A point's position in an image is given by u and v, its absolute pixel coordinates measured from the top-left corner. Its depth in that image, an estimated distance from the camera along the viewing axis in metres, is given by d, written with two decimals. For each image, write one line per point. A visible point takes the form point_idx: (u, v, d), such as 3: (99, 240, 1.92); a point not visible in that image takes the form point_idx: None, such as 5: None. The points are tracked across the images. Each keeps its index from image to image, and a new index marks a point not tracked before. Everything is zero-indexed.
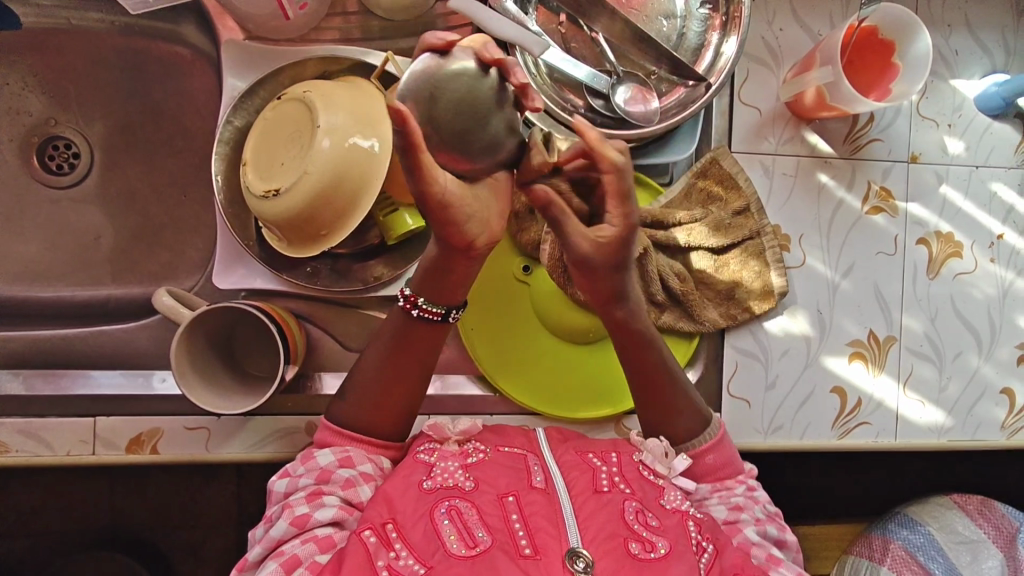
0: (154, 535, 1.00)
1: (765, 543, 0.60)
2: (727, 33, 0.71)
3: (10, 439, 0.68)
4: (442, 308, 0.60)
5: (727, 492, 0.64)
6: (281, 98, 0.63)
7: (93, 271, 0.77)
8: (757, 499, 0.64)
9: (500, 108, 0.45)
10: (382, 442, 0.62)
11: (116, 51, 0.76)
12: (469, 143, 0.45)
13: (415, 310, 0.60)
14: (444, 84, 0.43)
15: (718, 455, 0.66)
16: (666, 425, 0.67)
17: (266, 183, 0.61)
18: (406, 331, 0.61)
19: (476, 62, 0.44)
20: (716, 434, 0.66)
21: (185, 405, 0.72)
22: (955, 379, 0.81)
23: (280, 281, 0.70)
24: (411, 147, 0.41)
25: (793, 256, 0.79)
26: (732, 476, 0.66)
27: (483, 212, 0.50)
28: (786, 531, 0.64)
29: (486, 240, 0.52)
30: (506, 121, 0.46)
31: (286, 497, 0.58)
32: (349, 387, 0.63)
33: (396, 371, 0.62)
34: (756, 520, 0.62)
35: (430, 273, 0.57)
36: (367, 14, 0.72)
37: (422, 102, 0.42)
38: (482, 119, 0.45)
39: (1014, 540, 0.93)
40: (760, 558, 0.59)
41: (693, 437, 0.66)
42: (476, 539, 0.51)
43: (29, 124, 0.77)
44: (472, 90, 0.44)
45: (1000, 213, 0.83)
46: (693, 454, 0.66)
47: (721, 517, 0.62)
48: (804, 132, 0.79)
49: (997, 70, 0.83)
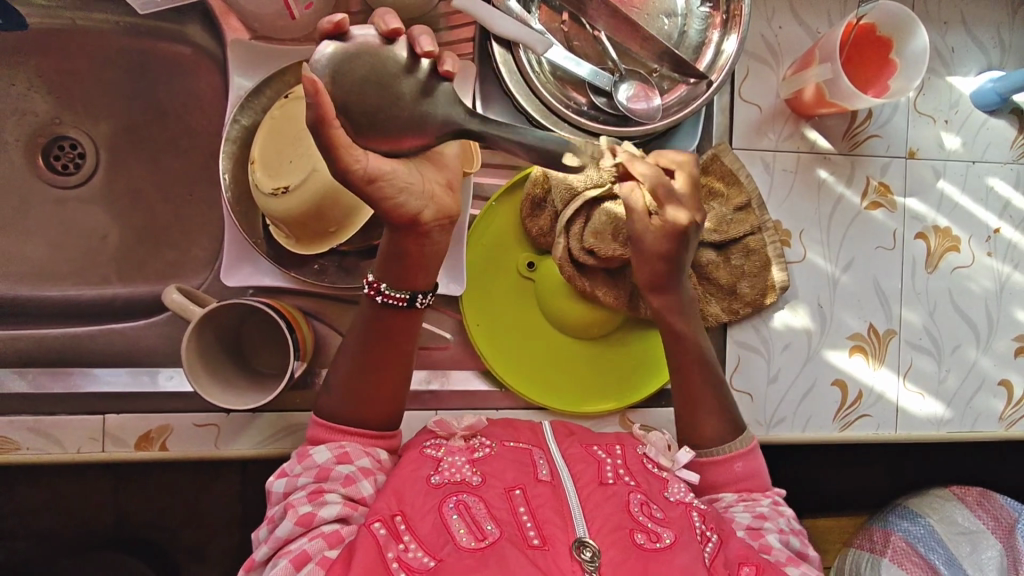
0: (159, 535, 1.00)
1: (787, 552, 0.60)
2: (728, 31, 0.72)
3: (19, 436, 0.68)
4: (404, 292, 0.60)
5: (752, 502, 0.64)
6: (289, 97, 0.64)
7: (99, 270, 0.77)
8: (781, 512, 0.64)
9: (407, 74, 0.50)
10: (374, 433, 0.62)
11: (122, 52, 0.77)
12: (385, 109, 0.50)
13: (378, 296, 0.60)
14: (349, 59, 0.49)
15: (746, 464, 0.66)
16: (699, 428, 0.68)
17: (274, 180, 0.62)
18: (377, 322, 0.62)
19: (378, 37, 0.50)
20: (746, 443, 0.67)
21: (192, 402, 0.72)
22: (953, 371, 0.82)
23: (286, 278, 0.71)
24: (322, 119, 0.44)
25: (794, 251, 0.80)
26: (759, 488, 0.66)
27: (422, 185, 0.53)
28: (809, 546, 0.64)
29: (432, 215, 0.55)
30: (416, 85, 0.51)
31: (286, 497, 0.59)
32: (332, 383, 0.63)
33: (374, 363, 0.63)
34: (780, 530, 0.62)
35: (393, 258, 0.58)
36: (371, 14, 0.73)
37: (330, 79, 0.48)
38: (392, 86, 0.50)
39: (1013, 530, 0.93)
40: (779, 556, 0.59)
41: (722, 441, 0.67)
42: (484, 532, 0.52)
43: (33, 125, 0.77)
44: (378, 64, 0.49)
45: (997, 206, 0.84)
46: (719, 461, 0.66)
47: (743, 523, 0.62)
48: (803, 128, 0.80)
49: (993, 67, 0.84)
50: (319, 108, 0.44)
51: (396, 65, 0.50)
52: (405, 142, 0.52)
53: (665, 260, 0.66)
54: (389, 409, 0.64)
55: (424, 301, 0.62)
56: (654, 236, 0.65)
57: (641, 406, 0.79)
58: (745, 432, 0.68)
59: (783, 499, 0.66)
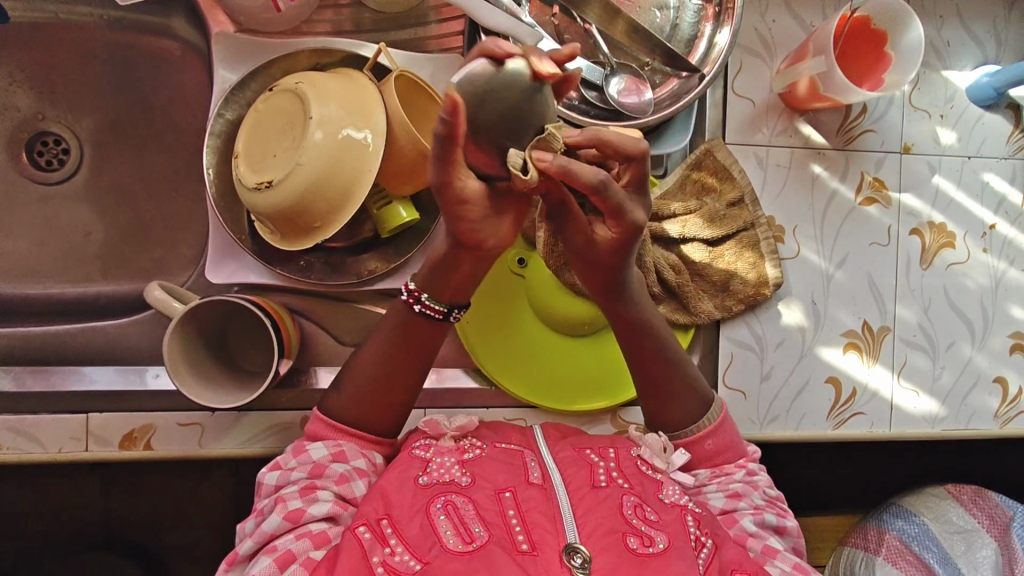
0: (148, 535, 0.99)
1: (762, 533, 0.60)
2: (720, 24, 0.71)
3: (1, 436, 0.67)
4: (443, 305, 0.59)
5: (725, 478, 0.64)
6: (273, 89, 0.63)
7: (84, 267, 0.76)
8: (756, 484, 0.64)
9: (541, 126, 0.46)
10: (373, 438, 0.61)
11: (106, 46, 0.75)
12: (508, 148, 0.46)
13: (417, 305, 0.60)
14: (495, 89, 0.44)
15: (717, 440, 0.65)
16: (667, 411, 0.66)
17: (257, 175, 0.61)
18: (406, 328, 0.61)
19: (529, 74, 0.45)
20: (715, 418, 0.66)
21: (177, 401, 0.71)
22: (949, 368, 0.82)
23: (273, 275, 0.70)
24: (449, 136, 0.43)
25: (787, 247, 0.79)
26: (732, 460, 0.65)
27: (495, 215, 0.51)
28: (787, 517, 0.64)
29: (496, 245, 0.53)
30: (543, 138, 0.47)
31: (277, 490, 0.57)
32: (340, 382, 0.63)
33: (387, 366, 0.61)
34: (755, 508, 0.62)
35: (436, 267, 0.57)
36: (358, 7, 0.72)
37: (471, 100, 0.44)
38: (524, 134, 0.46)
39: (1008, 530, 0.92)
40: (757, 549, 0.59)
41: (692, 420, 0.66)
42: (473, 534, 0.51)
43: (16, 120, 0.76)
44: (521, 103, 0.45)
45: (993, 202, 0.83)
46: (690, 441, 0.65)
47: (718, 506, 0.62)
48: (797, 123, 0.79)
49: (989, 61, 0.84)
50: (450, 125, 0.42)
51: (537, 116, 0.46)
52: (501, 173, 0.48)
53: (614, 268, 0.60)
54: (391, 414, 0.62)
55: (459, 316, 0.61)
56: (601, 242, 0.58)
57: (634, 404, 0.78)
58: (714, 405, 0.67)
59: (757, 468, 0.66)
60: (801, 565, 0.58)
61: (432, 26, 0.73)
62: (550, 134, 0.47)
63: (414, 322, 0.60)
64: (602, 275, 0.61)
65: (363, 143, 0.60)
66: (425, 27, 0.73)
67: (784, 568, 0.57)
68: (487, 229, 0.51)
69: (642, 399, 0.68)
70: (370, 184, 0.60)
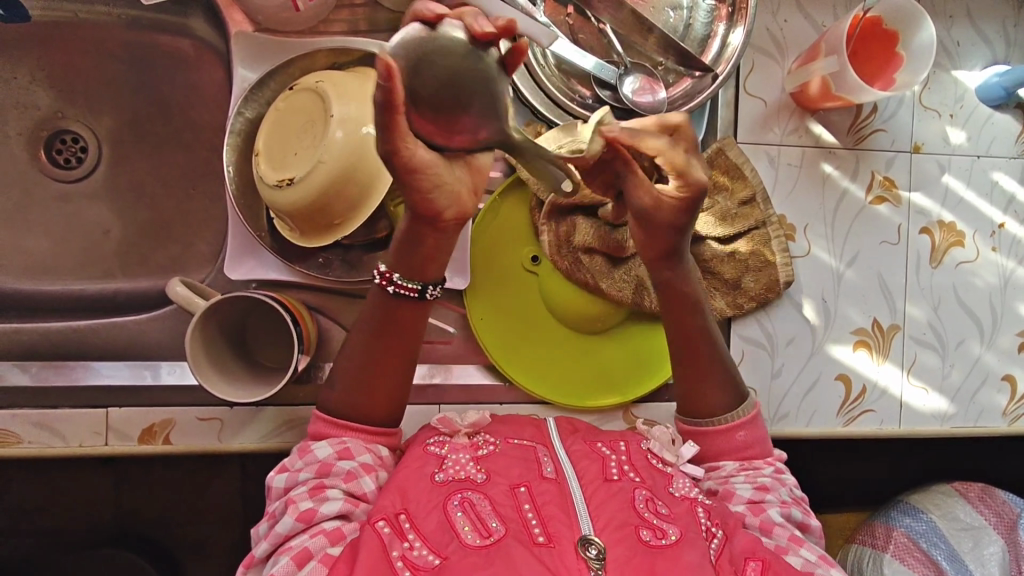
0: (162, 530, 1.00)
1: (788, 525, 0.60)
2: (734, 24, 0.72)
3: (22, 430, 0.68)
4: (417, 283, 0.60)
5: (754, 471, 0.64)
6: (293, 88, 0.63)
7: (102, 264, 0.77)
8: (784, 482, 0.64)
9: (489, 81, 0.43)
10: (373, 428, 0.62)
11: (124, 45, 0.76)
12: (451, 110, 0.44)
13: (390, 286, 0.60)
14: (432, 49, 0.41)
15: (748, 433, 0.66)
16: (700, 398, 0.67)
17: (278, 173, 0.62)
18: (386, 310, 0.62)
19: (466, 35, 0.42)
20: (749, 412, 0.66)
21: (195, 396, 0.71)
22: (957, 366, 0.82)
23: (291, 272, 0.71)
24: (391, 102, 0.41)
25: (798, 246, 0.80)
26: (761, 456, 0.66)
27: (454, 185, 0.51)
28: (811, 517, 0.64)
29: (454, 215, 0.54)
30: (493, 96, 0.44)
31: (286, 492, 0.58)
32: (335, 374, 0.64)
33: (374, 352, 0.62)
34: (782, 503, 0.62)
35: (407, 246, 0.58)
36: (374, 7, 0.73)
37: (408, 66, 0.41)
38: (467, 93, 0.43)
39: (1015, 526, 0.93)
40: (781, 540, 0.58)
41: (727, 411, 0.66)
42: (489, 529, 0.52)
43: (35, 118, 0.77)
44: (461, 66, 0.42)
45: (1002, 202, 0.84)
46: (722, 430, 0.66)
47: (745, 496, 0.62)
48: (808, 122, 0.80)
49: (998, 61, 0.84)
50: (389, 91, 0.40)
51: (479, 71, 0.43)
52: (454, 142, 0.47)
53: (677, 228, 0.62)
54: (388, 403, 0.63)
55: (434, 293, 0.61)
56: (664, 206, 0.61)
57: (645, 401, 0.79)
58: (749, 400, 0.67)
59: (786, 467, 0.66)
60: (824, 557, 0.58)
61: None
62: (497, 89, 0.44)
63: (395, 305, 0.61)
64: (660, 239, 0.64)
65: None
66: None
67: (807, 557, 0.57)
68: (443, 198, 0.52)
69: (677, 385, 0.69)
70: (389, 181, 0.61)
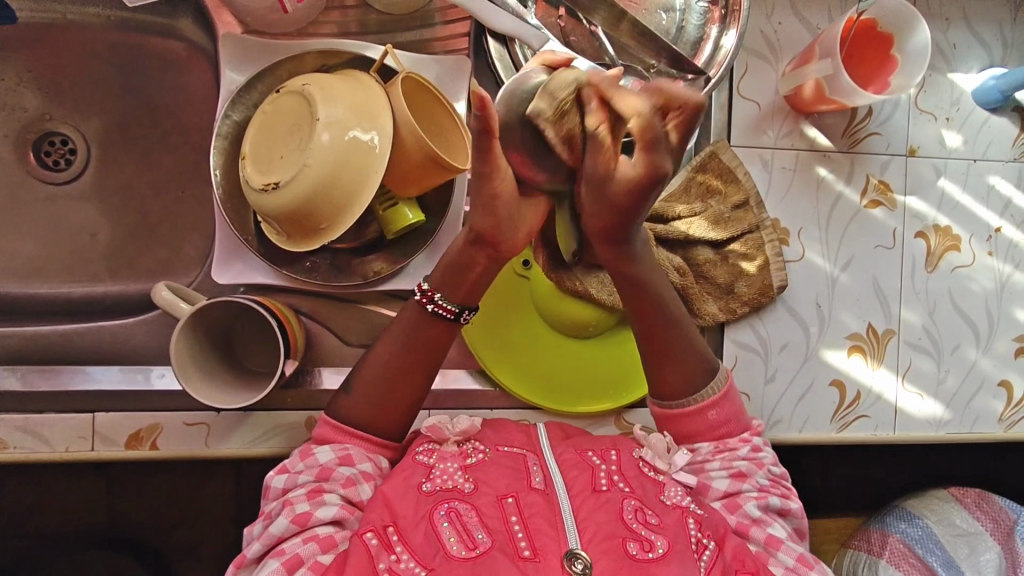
0: (152, 534, 0.99)
1: (766, 518, 0.60)
2: (726, 26, 0.71)
3: (8, 435, 0.68)
4: (455, 306, 0.63)
5: (729, 454, 0.63)
6: (280, 92, 0.63)
7: (91, 267, 0.76)
8: (761, 462, 0.64)
9: None
10: (381, 439, 0.62)
11: (111, 46, 0.76)
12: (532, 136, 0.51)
13: (430, 304, 0.63)
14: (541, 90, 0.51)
15: (721, 411, 0.65)
16: (667, 381, 0.66)
17: (264, 177, 0.61)
18: (418, 327, 0.63)
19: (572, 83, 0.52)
20: (720, 389, 0.66)
21: (183, 402, 0.71)
22: (953, 371, 0.82)
23: (278, 276, 0.70)
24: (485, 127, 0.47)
25: (792, 250, 0.79)
26: (737, 433, 0.65)
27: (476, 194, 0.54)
28: (791, 499, 0.64)
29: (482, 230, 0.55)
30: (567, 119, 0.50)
31: (285, 493, 0.58)
32: (353, 380, 0.63)
33: (395, 364, 0.63)
34: (759, 491, 0.62)
35: (454, 267, 0.62)
36: (364, 8, 0.72)
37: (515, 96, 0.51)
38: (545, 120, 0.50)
39: (1012, 533, 0.92)
40: (758, 542, 0.59)
41: (698, 390, 0.65)
42: (475, 541, 0.52)
43: (24, 120, 0.76)
44: None
45: (998, 206, 0.83)
46: (696, 411, 0.65)
47: (722, 490, 0.62)
48: (802, 125, 0.79)
49: (995, 64, 0.83)
50: (484, 119, 0.47)
51: None
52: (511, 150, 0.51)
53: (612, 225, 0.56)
54: (401, 415, 0.63)
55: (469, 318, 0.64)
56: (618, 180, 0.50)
57: (637, 406, 0.78)
58: (720, 374, 0.67)
59: (762, 443, 0.65)
60: (805, 557, 0.58)
61: (436, 28, 0.73)
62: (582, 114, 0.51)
63: (427, 321, 0.63)
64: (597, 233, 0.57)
65: (370, 145, 0.60)
66: (430, 29, 0.73)
67: (785, 562, 0.57)
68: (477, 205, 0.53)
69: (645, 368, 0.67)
70: (376, 185, 0.61)
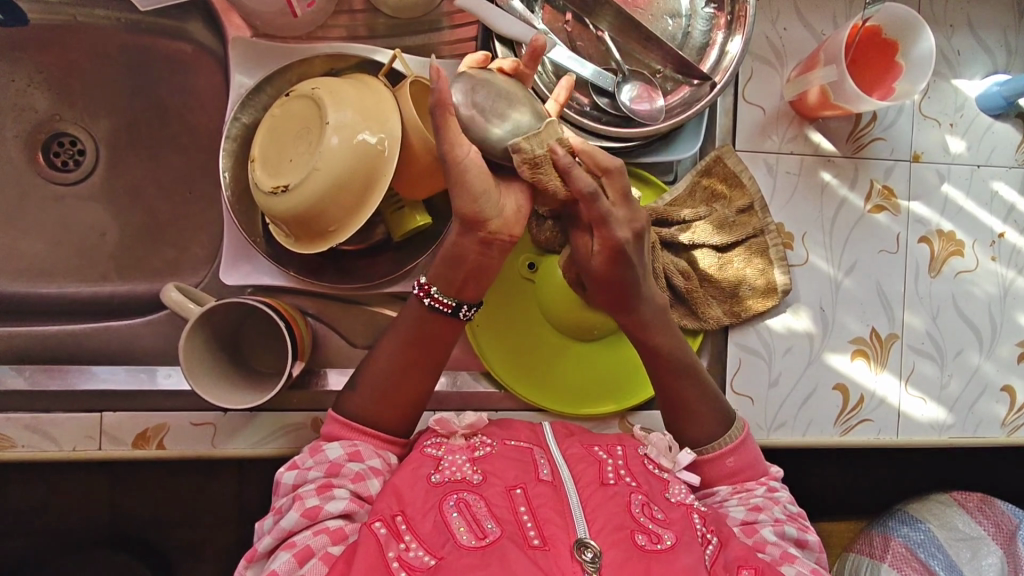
0: (154, 533, 1.00)
1: (782, 542, 0.60)
2: (733, 32, 0.72)
3: (16, 434, 0.68)
4: (452, 300, 0.62)
5: (746, 493, 0.64)
6: (289, 95, 0.63)
7: (99, 267, 0.77)
8: (777, 500, 0.64)
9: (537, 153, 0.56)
10: (388, 436, 0.63)
11: (122, 48, 0.76)
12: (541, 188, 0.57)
13: (426, 298, 0.62)
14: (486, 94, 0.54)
15: (738, 458, 0.66)
16: (688, 428, 0.67)
17: (274, 179, 0.62)
18: (419, 325, 0.63)
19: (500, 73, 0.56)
20: (737, 436, 0.66)
21: (190, 401, 0.71)
22: (956, 376, 0.82)
23: (287, 278, 0.71)
24: (445, 105, 0.50)
25: (796, 254, 0.79)
26: (753, 478, 0.66)
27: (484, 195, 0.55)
28: (808, 532, 0.63)
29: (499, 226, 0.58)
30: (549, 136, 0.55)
31: (295, 489, 0.58)
32: (357, 379, 0.64)
33: (401, 364, 0.63)
34: (775, 521, 0.61)
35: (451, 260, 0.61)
36: (373, 12, 0.73)
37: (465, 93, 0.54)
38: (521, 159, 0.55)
39: (1014, 538, 0.93)
40: (774, 553, 0.58)
41: (715, 438, 0.67)
42: (485, 530, 0.52)
43: (33, 121, 0.77)
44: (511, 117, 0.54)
45: (1002, 211, 0.84)
46: (713, 457, 0.66)
47: (739, 517, 0.62)
48: (806, 130, 0.80)
49: (998, 70, 0.84)
50: (440, 94, 0.50)
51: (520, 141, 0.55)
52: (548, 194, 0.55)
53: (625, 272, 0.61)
54: (407, 410, 0.64)
55: (466, 314, 0.64)
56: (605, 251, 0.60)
57: (641, 409, 0.79)
58: (736, 425, 0.67)
59: (778, 486, 0.66)
60: (817, 570, 0.58)
61: (444, 32, 0.74)
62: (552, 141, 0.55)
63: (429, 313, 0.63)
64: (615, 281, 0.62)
65: (378, 148, 0.60)
66: (438, 33, 0.74)
67: (801, 569, 0.56)
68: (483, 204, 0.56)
69: (665, 416, 0.69)
70: (384, 189, 0.61)
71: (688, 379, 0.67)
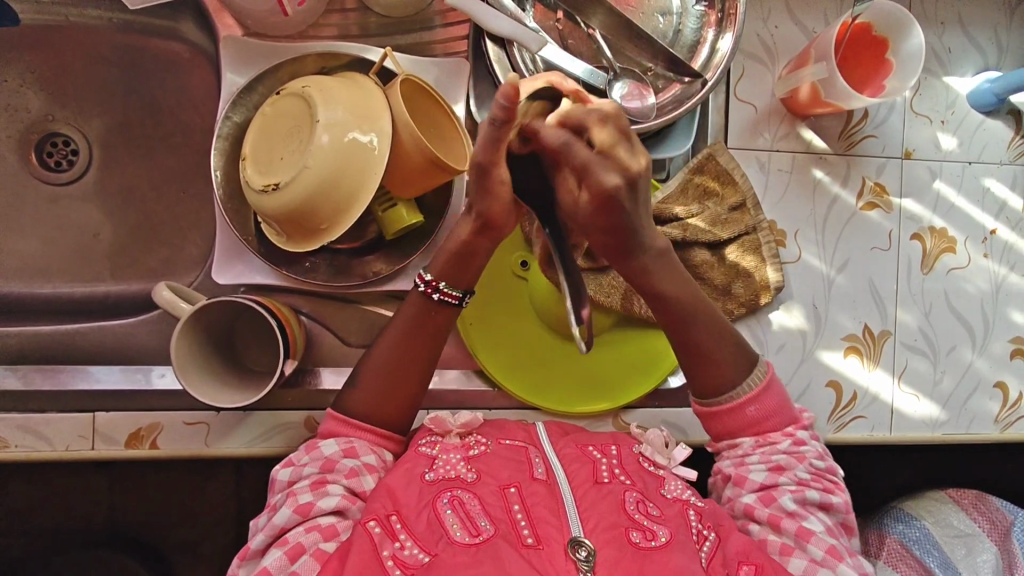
0: (151, 534, 1.00)
1: (801, 511, 0.60)
2: (723, 30, 0.72)
3: (9, 435, 0.67)
4: (461, 291, 0.64)
5: (769, 447, 0.63)
6: (279, 94, 0.63)
7: (93, 267, 0.77)
8: (801, 456, 0.63)
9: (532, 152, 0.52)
10: (386, 429, 0.62)
11: (115, 48, 0.76)
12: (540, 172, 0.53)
13: (436, 293, 0.63)
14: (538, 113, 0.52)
15: (761, 406, 0.64)
16: (709, 379, 0.65)
17: (265, 178, 0.62)
18: (421, 314, 0.63)
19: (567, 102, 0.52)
20: (760, 381, 0.65)
21: (184, 401, 0.71)
22: (949, 373, 0.82)
23: (279, 276, 0.71)
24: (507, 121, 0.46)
25: (789, 251, 0.79)
26: (778, 426, 0.64)
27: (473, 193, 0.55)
28: (833, 493, 0.63)
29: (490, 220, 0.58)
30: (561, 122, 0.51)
31: (290, 485, 0.58)
32: (357, 376, 0.64)
33: (397, 361, 0.63)
34: (797, 484, 0.62)
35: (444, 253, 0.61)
36: (364, 11, 0.73)
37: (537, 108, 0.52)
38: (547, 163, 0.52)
39: (1008, 534, 0.93)
40: (788, 538, 0.59)
41: (736, 386, 0.64)
42: (479, 528, 0.52)
43: (27, 121, 0.77)
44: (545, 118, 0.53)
45: (994, 208, 0.84)
46: (734, 406, 0.64)
47: (758, 480, 0.62)
48: (798, 128, 0.80)
49: (989, 68, 0.84)
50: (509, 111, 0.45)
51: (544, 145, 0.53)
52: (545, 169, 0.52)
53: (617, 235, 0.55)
54: (397, 405, 0.63)
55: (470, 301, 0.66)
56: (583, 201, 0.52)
57: (638, 407, 0.78)
58: (759, 368, 0.65)
59: (805, 436, 0.64)
60: (835, 550, 0.58)
61: (436, 31, 0.74)
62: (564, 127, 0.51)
63: (426, 306, 0.64)
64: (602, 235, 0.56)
65: (369, 147, 0.61)
66: (430, 32, 0.74)
67: (813, 556, 0.57)
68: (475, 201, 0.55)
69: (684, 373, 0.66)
70: (375, 187, 0.61)
71: (707, 326, 0.65)
